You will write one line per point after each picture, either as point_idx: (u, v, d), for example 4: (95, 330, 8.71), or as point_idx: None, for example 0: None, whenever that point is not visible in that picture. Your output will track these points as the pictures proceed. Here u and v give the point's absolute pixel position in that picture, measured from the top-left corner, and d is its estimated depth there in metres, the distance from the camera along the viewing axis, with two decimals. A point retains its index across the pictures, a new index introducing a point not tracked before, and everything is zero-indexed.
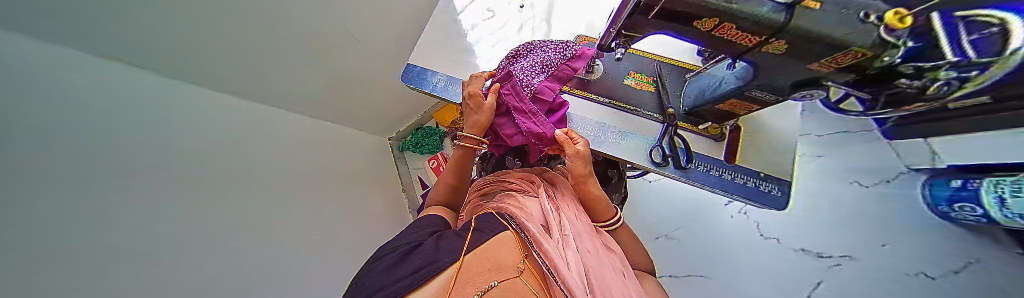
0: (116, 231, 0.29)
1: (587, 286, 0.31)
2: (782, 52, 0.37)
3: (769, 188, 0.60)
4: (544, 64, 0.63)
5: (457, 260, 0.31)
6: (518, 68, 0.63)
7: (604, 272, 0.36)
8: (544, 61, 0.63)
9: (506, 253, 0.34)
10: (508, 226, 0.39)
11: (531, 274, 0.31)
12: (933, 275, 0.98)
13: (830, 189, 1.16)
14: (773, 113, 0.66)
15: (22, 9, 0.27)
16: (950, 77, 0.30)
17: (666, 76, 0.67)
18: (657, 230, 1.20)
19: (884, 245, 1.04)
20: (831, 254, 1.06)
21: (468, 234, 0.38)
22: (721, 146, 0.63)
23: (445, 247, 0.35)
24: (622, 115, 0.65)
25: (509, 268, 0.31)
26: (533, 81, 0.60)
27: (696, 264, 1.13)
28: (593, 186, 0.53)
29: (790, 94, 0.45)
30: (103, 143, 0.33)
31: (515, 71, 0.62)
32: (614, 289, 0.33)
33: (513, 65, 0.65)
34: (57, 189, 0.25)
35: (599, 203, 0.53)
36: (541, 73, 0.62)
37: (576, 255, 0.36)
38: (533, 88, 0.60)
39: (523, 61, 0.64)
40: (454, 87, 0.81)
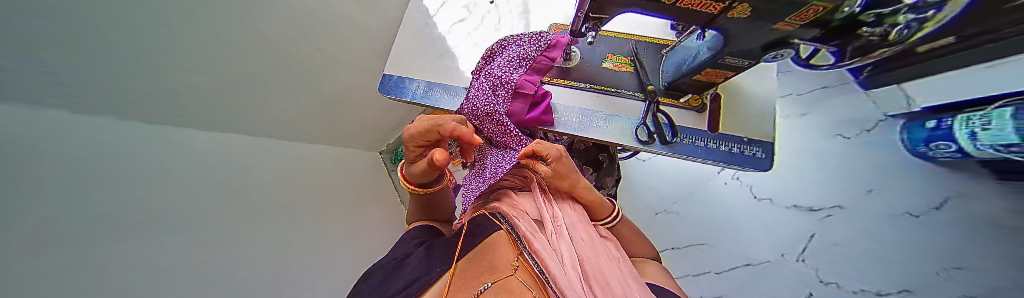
0: (116, 239, 0.29)
1: (582, 277, 0.31)
2: (748, 15, 0.37)
3: (754, 151, 0.61)
4: (521, 58, 0.61)
5: (450, 268, 0.32)
6: (495, 66, 0.61)
7: (601, 260, 0.36)
8: (520, 54, 0.61)
9: (499, 254, 0.33)
10: (501, 225, 0.39)
11: (526, 271, 0.31)
12: (918, 214, 0.89)
13: (817, 146, 1.13)
14: (750, 79, 0.66)
15: (20, 10, 0.22)
16: (909, 20, 0.31)
17: (643, 54, 0.67)
18: (656, 205, 1.22)
19: (869, 191, 0.98)
20: (821, 206, 1.03)
21: (461, 239, 0.38)
22: (703, 117, 0.64)
23: (435, 256, 0.35)
24: (604, 98, 0.65)
25: (503, 267, 0.31)
26: (512, 76, 0.58)
27: (696, 233, 1.14)
28: (585, 191, 0.49)
29: (762, 56, 0.46)
30: (90, 162, 0.30)
31: (492, 70, 0.60)
32: (612, 279, 0.33)
33: (490, 64, 0.63)
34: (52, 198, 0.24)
35: (595, 204, 0.50)
36: (519, 67, 0.60)
37: (570, 246, 0.36)
38: (513, 83, 0.58)
39: (499, 58, 0.63)
40: (434, 92, 0.79)
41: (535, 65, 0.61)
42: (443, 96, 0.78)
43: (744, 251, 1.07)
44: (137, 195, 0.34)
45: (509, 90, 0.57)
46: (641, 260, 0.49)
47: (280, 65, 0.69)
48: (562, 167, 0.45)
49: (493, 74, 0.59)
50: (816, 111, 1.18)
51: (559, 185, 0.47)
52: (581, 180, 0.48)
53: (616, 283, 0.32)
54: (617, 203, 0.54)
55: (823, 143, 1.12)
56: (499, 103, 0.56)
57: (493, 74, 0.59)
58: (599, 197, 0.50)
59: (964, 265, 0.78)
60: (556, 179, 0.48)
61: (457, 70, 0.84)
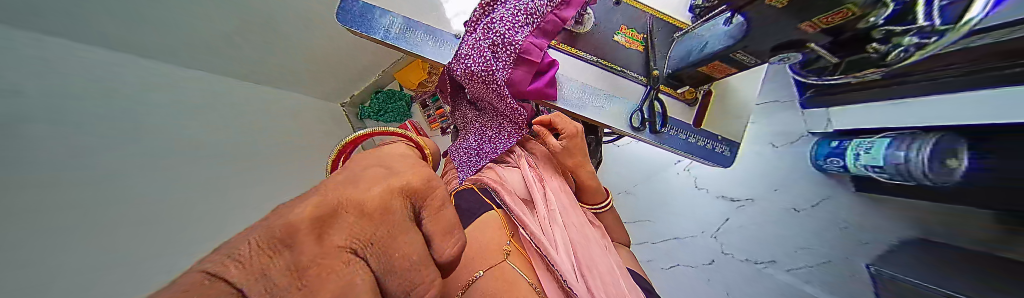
0: None
1: (573, 263, 0.33)
2: (783, 6, 0.35)
3: (723, 149, 0.67)
4: (528, 13, 0.51)
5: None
6: (496, 19, 0.51)
7: (590, 244, 0.38)
8: (527, 9, 0.51)
9: (492, 236, 0.34)
10: (494, 205, 0.39)
11: (519, 255, 0.33)
12: (800, 209, 0.86)
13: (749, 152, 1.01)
14: (740, 79, 0.69)
15: None
16: (910, 44, 0.31)
17: (655, 33, 0.63)
18: (617, 185, 1.24)
19: (776, 189, 0.92)
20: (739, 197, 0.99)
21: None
22: (692, 111, 0.65)
23: None
24: (608, 76, 0.61)
25: (494, 252, 0.32)
26: (516, 37, 0.50)
27: (644, 210, 1.16)
28: (585, 172, 0.52)
29: (770, 57, 0.45)
30: None
31: (493, 23, 0.51)
32: (599, 261, 0.36)
33: (490, 16, 0.53)
34: None
35: (588, 187, 0.53)
36: (525, 25, 0.51)
37: (563, 231, 0.37)
38: (517, 47, 0.50)
39: (501, 10, 0.52)
40: (414, 34, 0.65)
41: (543, 26, 0.53)
42: (426, 41, 0.65)
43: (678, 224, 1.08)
44: None
45: (512, 55, 0.50)
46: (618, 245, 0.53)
47: None
48: (575, 144, 0.50)
49: (495, 31, 0.50)
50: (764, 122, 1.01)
51: (564, 161, 0.51)
52: (587, 161, 0.52)
53: (602, 267, 0.35)
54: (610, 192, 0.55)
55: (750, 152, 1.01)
56: (499, 68, 0.49)
57: (494, 30, 0.50)
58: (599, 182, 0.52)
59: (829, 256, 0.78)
60: (563, 154, 0.51)
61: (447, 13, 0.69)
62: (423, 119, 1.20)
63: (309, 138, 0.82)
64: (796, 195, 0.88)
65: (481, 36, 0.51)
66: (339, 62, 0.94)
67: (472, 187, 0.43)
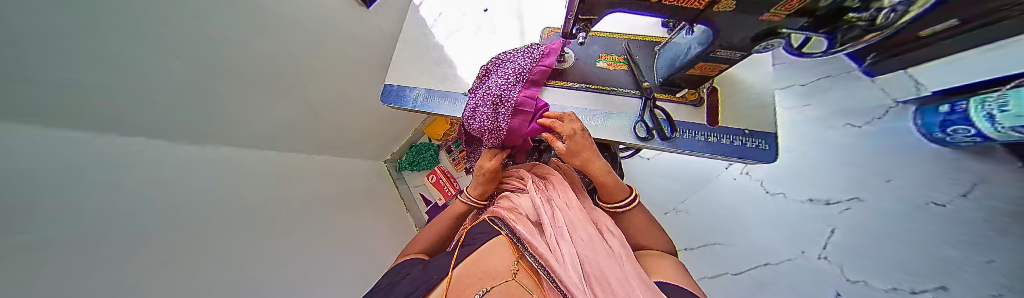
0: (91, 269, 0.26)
1: (581, 276, 0.38)
2: (734, 8, 0.37)
3: (755, 144, 0.60)
4: (518, 73, 0.63)
5: (447, 275, 0.43)
6: (491, 84, 0.63)
7: (600, 257, 0.41)
8: (516, 70, 0.63)
9: (496, 260, 0.43)
10: (502, 232, 0.49)
11: (524, 273, 0.41)
12: (943, 202, 0.83)
13: (826, 128, 1.08)
14: (742, 70, 0.68)
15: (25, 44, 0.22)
16: (895, 4, 0.31)
17: (636, 52, 0.69)
18: (664, 204, 1.24)
19: (888, 180, 0.92)
20: (839, 199, 0.97)
21: (459, 249, 0.48)
22: (701, 111, 0.64)
23: (438, 265, 0.46)
24: (600, 97, 0.66)
25: (502, 273, 0.40)
26: (510, 93, 0.60)
27: (710, 232, 1.13)
28: (597, 171, 0.53)
29: (754, 47, 0.46)
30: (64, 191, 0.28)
31: (489, 89, 0.62)
32: (608, 274, 0.38)
33: (486, 83, 0.65)
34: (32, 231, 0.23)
35: (609, 187, 0.53)
36: (517, 82, 0.62)
37: (569, 246, 0.43)
38: (514, 101, 0.59)
39: (495, 76, 0.64)
40: (433, 100, 0.81)
41: (532, 77, 0.63)
42: (442, 103, 0.81)
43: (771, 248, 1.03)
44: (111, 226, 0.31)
45: (510, 109, 0.58)
46: (655, 255, 0.47)
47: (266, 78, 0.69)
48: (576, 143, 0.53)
49: (493, 92, 0.61)
50: (826, 100, 1.13)
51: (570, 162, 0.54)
52: (596, 157, 0.53)
53: (613, 278, 0.37)
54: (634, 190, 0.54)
55: (833, 131, 1.07)
56: (500, 121, 0.59)
57: (492, 93, 0.61)
58: (613, 177, 0.52)
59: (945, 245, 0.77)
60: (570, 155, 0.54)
61: (455, 78, 0.86)
62: (449, 162, 1.38)
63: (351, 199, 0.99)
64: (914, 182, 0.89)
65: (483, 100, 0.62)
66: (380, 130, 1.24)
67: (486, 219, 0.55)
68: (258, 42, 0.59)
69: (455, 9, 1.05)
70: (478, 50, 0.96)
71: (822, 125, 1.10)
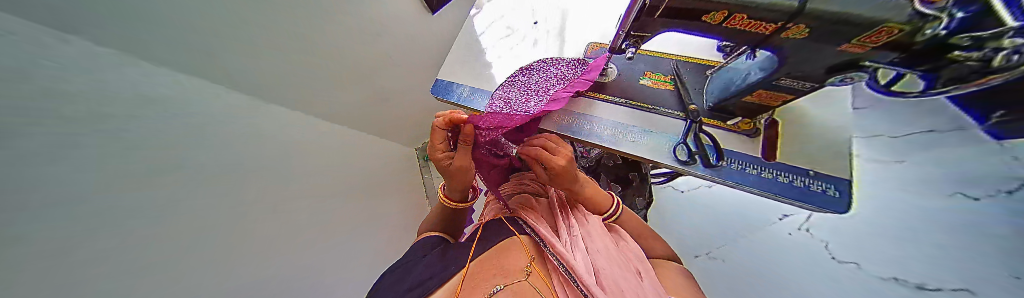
0: (114, 199, 0.29)
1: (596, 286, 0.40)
2: (807, 36, 0.36)
3: (821, 187, 0.52)
4: (561, 78, 0.69)
5: (463, 268, 0.45)
6: (533, 79, 0.70)
7: (615, 271, 0.43)
8: (560, 74, 0.69)
9: (516, 259, 0.44)
10: (518, 233, 0.51)
11: (537, 276, 0.42)
12: None
13: (995, 180, 0.60)
14: (814, 103, 0.62)
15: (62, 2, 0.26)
16: (1018, 45, 0.24)
17: (685, 73, 0.67)
18: (696, 247, 1.18)
19: None
20: (940, 285, 0.55)
21: (475, 243, 0.50)
22: (756, 142, 0.58)
23: (454, 256, 0.48)
24: (641, 114, 0.65)
25: (516, 273, 0.41)
26: (551, 89, 0.66)
27: (752, 290, 0.98)
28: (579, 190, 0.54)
29: (828, 80, 0.42)
30: (131, 129, 0.32)
31: (530, 81, 0.69)
32: (625, 289, 0.40)
33: (525, 76, 0.71)
34: (79, 154, 0.26)
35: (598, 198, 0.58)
36: (558, 83, 0.67)
37: (585, 256, 0.44)
38: (552, 95, 0.64)
39: (536, 74, 0.71)
40: (475, 97, 0.89)
41: (574, 85, 0.67)
42: (482, 100, 0.87)
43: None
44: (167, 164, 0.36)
45: (546, 98, 0.63)
46: (661, 262, 0.55)
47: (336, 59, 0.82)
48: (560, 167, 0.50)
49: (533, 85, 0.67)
50: None
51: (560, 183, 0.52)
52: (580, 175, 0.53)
53: (631, 294, 0.39)
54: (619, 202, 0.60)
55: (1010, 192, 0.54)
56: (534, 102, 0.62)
57: (532, 85, 0.68)
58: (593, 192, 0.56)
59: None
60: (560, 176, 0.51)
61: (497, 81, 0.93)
62: None
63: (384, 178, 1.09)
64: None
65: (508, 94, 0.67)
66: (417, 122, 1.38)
67: (502, 219, 0.57)
68: (304, 29, 0.70)
69: (504, 20, 1.14)
70: (522, 56, 1.02)
71: (876, 185, 0.68)
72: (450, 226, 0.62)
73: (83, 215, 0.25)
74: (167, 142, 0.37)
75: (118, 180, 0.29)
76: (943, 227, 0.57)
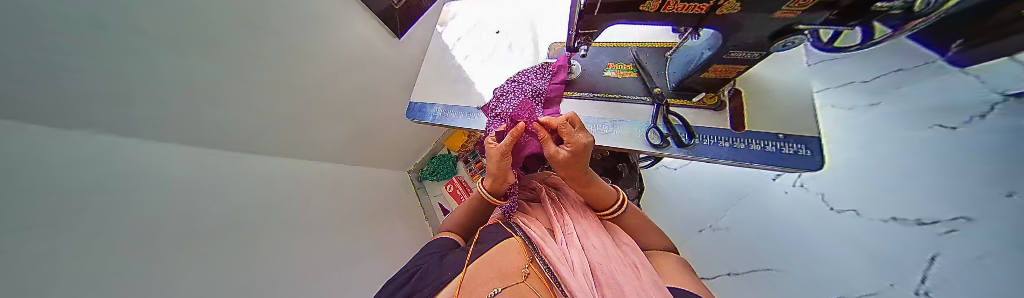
0: (69, 259, 0.29)
1: (592, 284, 0.38)
2: (739, 10, 0.36)
3: (794, 149, 0.53)
4: (536, 93, 0.66)
5: (461, 272, 0.41)
6: (512, 102, 0.66)
7: (613, 266, 0.40)
8: (534, 89, 0.67)
9: (511, 261, 0.43)
10: (513, 233, 0.48)
11: (536, 278, 0.40)
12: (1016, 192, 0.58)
13: (879, 138, 0.90)
14: (767, 69, 0.63)
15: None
16: None
17: (645, 59, 0.69)
18: (699, 221, 1.20)
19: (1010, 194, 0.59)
20: (935, 218, 0.69)
21: (472, 247, 0.47)
22: (724, 115, 0.59)
23: (450, 262, 0.45)
24: (610, 105, 0.66)
25: (514, 275, 0.40)
26: (537, 110, 0.63)
27: (758, 255, 1.02)
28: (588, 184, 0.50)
29: (772, 46, 0.43)
30: (70, 193, 0.32)
31: (510, 106, 0.65)
32: (623, 285, 0.36)
33: (502, 102, 0.68)
34: (30, 220, 0.26)
35: (602, 193, 0.52)
36: (538, 102, 0.65)
37: (581, 254, 0.43)
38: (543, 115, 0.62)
39: (512, 96, 0.67)
40: (450, 114, 0.89)
41: (548, 97, 0.67)
42: (458, 116, 0.87)
43: (841, 280, 0.81)
44: (110, 227, 0.35)
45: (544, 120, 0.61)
46: (660, 253, 0.49)
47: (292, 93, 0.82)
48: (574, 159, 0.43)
49: (513, 109, 0.63)
50: (900, 95, 0.92)
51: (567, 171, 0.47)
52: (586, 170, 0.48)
53: (628, 288, 0.35)
54: (623, 196, 0.55)
55: (889, 130, 0.87)
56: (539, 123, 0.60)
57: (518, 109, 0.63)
58: (603, 186, 0.52)
59: (993, 249, 0.58)
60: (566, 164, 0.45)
61: (470, 93, 0.93)
62: (466, 172, 1.52)
63: (359, 202, 1.05)
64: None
65: (507, 107, 0.65)
66: (393, 146, 1.39)
67: (498, 222, 0.55)
68: (272, 71, 0.72)
69: (471, 32, 1.11)
70: (493, 63, 1.01)
71: (876, 128, 0.92)
72: (460, 230, 0.60)
73: (45, 252, 0.26)
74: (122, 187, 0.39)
75: (69, 238, 0.30)
76: (936, 165, 0.73)
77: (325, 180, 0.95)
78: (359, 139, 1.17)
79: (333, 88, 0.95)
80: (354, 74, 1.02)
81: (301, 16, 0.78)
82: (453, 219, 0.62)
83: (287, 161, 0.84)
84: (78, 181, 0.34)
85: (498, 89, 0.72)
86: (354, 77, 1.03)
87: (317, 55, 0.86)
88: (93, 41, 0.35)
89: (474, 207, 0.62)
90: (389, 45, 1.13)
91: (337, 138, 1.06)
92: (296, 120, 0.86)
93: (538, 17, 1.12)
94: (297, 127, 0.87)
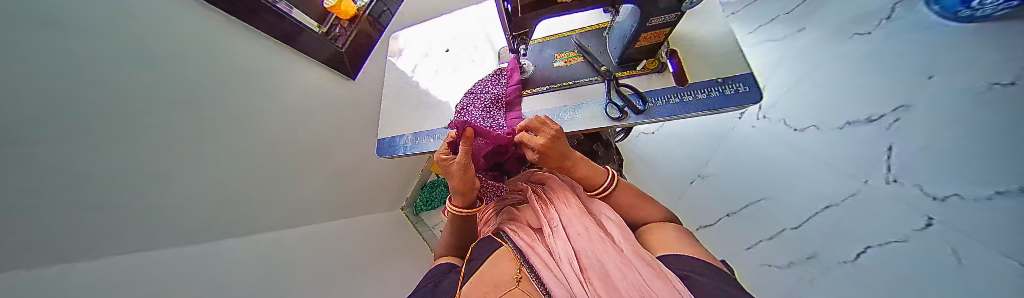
0: None
1: (577, 270, 0.39)
2: None
3: (733, 89, 0.57)
4: (494, 102, 0.68)
5: (456, 294, 0.41)
6: (475, 116, 0.67)
7: (597, 248, 0.41)
8: (493, 98, 0.69)
9: (504, 269, 0.43)
10: (504, 243, 0.49)
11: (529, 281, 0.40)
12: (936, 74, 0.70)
13: (811, 59, 1.01)
14: (693, 22, 0.68)
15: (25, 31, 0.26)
16: None
17: (586, 42, 0.73)
18: (688, 173, 1.26)
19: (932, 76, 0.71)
20: (881, 114, 0.79)
21: (465, 265, 0.47)
22: (667, 75, 0.64)
23: (446, 287, 0.45)
24: (567, 92, 0.68)
25: (505, 283, 0.39)
26: (499, 120, 0.66)
27: (746, 191, 1.08)
28: (581, 162, 0.52)
29: (681, 5, 0.47)
30: None
31: (474, 119, 0.66)
32: (608, 264, 0.37)
33: (465, 117, 0.68)
34: None
35: (585, 173, 0.53)
36: (498, 111, 0.68)
37: (567, 244, 0.44)
38: (503, 125, 0.65)
39: (474, 110, 0.68)
40: (421, 140, 0.89)
41: (508, 100, 0.69)
42: (429, 140, 0.87)
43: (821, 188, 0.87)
44: None
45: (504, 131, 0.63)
46: (654, 226, 0.50)
47: (279, 155, 0.79)
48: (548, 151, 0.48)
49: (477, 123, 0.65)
50: (820, 19, 1.04)
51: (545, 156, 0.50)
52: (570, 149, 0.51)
53: (613, 267, 0.36)
54: (609, 171, 0.55)
55: (814, 53, 1.01)
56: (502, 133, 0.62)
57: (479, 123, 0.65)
58: (588, 165, 0.53)
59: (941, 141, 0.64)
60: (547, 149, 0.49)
61: (438, 115, 0.93)
62: None
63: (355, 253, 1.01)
64: (968, 64, 0.65)
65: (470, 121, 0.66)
66: (378, 186, 1.34)
67: (489, 234, 0.55)
68: (258, 133, 0.71)
69: (424, 57, 1.12)
70: (455, 80, 1.02)
71: (808, 47, 1.04)
72: (457, 252, 0.60)
73: None
74: (128, 284, 0.39)
75: None
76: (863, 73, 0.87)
77: (323, 235, 0.92)
78: (348, 185, 1.15)
79: (309, 139, 0.94)
80: (320, 125, 0.99)
81: (261, 75, 0.74)
82: (446, 242, 0.62)
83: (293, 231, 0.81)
84: (86, 287, 0.34)
85: (457, 106, 0.72)
86: (321, 127, 1.00)
87: (288, 113, 0.84)
88: (85, 111, 0.34)
89: (462, 223, 0.61)
90: (343, 88, 1.10)
91: (329, 190, 1.03)
92: (293, 180, 0.85)
93: (484, 24, 1.13)
94: (298, 185, 0.87)
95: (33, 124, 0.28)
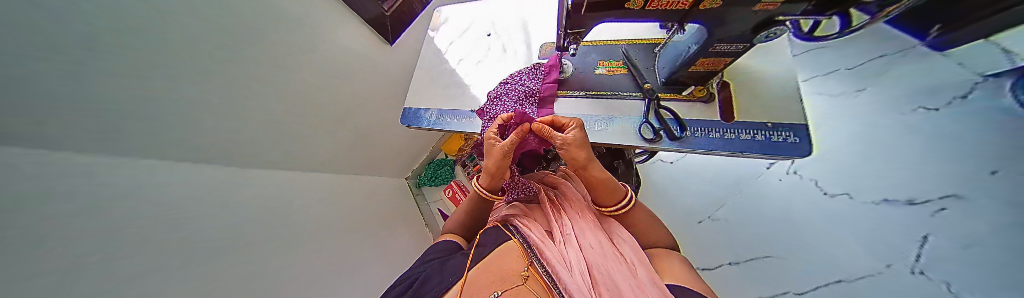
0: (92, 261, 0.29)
1: (587, 282, 0.39)
2: (720, 4, 0.37)
3: (782, 137, 0.54)
4: (528, 95, 0.67)
5: (461, 276, 0.42)
6: (508, 105, 0.66)
7: (610, 265, 0.40)
8: (528, 91, 0.68)
9: (512, 264, 0.43)
10: (513, 237, 0.49)
11: (535, 280, 0.40)
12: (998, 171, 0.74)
13: (868, 120, 0.97)
14: (754, 58, 0.65)
15: None
16: None
17: (635, 55, 0.70)
18: (698, 212, 1.14)
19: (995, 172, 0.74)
20: (925, 197, 0.80)
21: (472, 250, 0.47)
22: (713, 107, 0.61)
23: (450, 267, 0.45)
24: (603, 102, 0.66)
25: (514, 278, 0.40)
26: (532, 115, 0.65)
27: (756, 244, 0.99)
28: (599, 171, 0.50)
29: (755, 37, 0.44)
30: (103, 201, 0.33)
31: (506, 109, 0.66)
32: (620, 283, 0.37)
33: (497, 104, 0.68)
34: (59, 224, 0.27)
35: (607, 186, 0.50)
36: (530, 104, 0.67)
37: (579, 254, 0.43)
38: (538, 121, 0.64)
39: (507, 99, 0.67)
40: (444, 118, 0.89)
41: (542, 96, 0.67)
42: (453, 120, 0.88)
43: (856, 258, 0.83)
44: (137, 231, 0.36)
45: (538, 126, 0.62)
46: (662, 251, 0.49)
47: (299, 100, 0.80)
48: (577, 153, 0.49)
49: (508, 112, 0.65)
50: (884, 82, 1.01)
51: (577, 157, 0.49)
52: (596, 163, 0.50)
53: (625, 288, 0.36)
54: (631, 190, 0.53)
55: (882, 115, 0.95)
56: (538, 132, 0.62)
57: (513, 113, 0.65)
58: (609, 176, 0.50)
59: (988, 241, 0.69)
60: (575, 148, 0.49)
61: (467, 96, 0.93)
62: (464, 176, 1.52)
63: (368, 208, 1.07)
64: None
65: (501, 109, 0.66)
66: (393, 152, 1.38)
67: (497, 224, 0.55)
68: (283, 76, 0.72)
69: (462, 36, 1.11)
70: (490, 65, 1.01)
71: (865, 108, 0.99)
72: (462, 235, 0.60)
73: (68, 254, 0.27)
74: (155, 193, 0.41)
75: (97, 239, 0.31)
76: (930, 154, 0.84)
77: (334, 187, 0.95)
78: (366, 146, 1.18)
79: (339, 91, 0.96)
80: (354, 82, 1.02)
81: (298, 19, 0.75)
82: (452, 221, 0.62)
83: (304, 177, 0.84)
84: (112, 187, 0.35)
85: (491, 92, 0.71)
86: (355, 84, 1.03)
87: (319, 61, 0.85)
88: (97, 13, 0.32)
89: (474, 207, 0.61)
90: (381, 52, 1.12)
91: (346, 145, 1.06)
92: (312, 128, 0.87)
93: (530, 16, 1.11)
94: (311, 133, 0.88)
95: (42, 15, 0.26)
